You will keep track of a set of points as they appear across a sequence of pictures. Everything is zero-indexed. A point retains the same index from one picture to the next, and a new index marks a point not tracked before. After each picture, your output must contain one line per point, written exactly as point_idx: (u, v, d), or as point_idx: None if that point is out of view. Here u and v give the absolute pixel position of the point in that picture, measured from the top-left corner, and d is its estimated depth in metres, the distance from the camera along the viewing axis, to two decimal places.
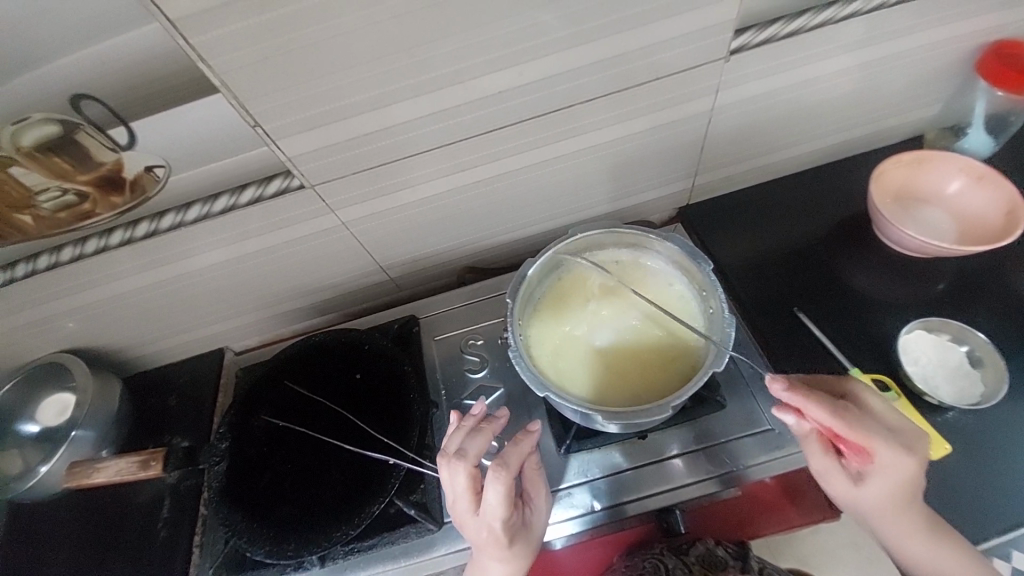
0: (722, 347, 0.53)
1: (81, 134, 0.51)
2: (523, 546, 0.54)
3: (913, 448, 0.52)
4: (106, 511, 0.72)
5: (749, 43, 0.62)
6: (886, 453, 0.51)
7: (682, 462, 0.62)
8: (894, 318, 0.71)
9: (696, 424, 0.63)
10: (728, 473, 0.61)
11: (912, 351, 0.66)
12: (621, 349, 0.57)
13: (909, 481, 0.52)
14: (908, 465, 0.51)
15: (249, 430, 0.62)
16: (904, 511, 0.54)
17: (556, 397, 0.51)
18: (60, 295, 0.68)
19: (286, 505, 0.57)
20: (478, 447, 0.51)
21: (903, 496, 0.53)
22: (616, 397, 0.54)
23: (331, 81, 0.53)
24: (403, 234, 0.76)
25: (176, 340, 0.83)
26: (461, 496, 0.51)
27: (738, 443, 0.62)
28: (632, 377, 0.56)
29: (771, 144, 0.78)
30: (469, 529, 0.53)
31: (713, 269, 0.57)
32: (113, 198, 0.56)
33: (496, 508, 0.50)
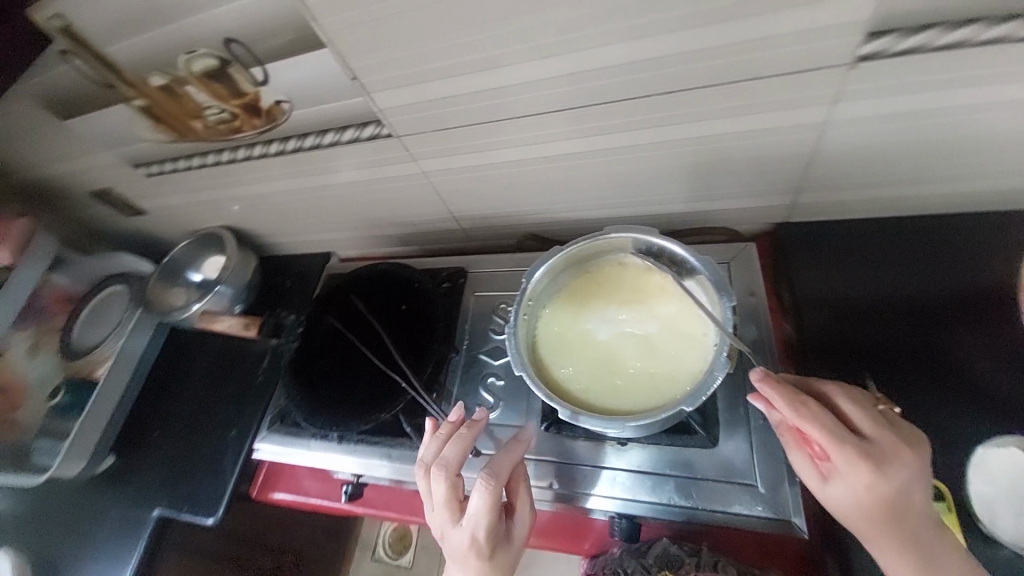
0: (703, 389, 0.50)
1: (231, 67, 0.64)
2: (505, 566, 0.53)
3: (887, 457, 0.46)
4: (235, 350, 1.01)
5: (887, 51, 0.50)
6: (836, 451, 0.46)
7: (653, 480, 0.61)
8: (991, 422, 0.58)
9: (684, 450, 0.61)
10: (695, 509, 0.58)
11: (988, 470, 0.55)
12: (616, 356, 0.57)
13: (879, 493, 0.45)
14: (872, 468, 0.45)
15: (318, 324, 0.78)
16: (881, 530, 0.46)
17: (527, 377, 0.55)
18: (221, 186, 0.90)
19: (323, 389, 0.72)
20: (458, 453, 0.56)
21: (874, 511, 0.46)
22: (589, 398, 0.55)
23: (412, 47, 0.58)
24: (475, 191, 0.82)
25: (296, 237, 1.03)
26: (443, 504, 0.54)
27: (718, 484, 0.59)
28: (614, 386, 0.56)
29: (906, 173, 0.64)
30: (452, 547, 0.53)
31: (734, 307, 0.53)
32: (254, 119, 0.71)
33: (477, 515, 0.52)
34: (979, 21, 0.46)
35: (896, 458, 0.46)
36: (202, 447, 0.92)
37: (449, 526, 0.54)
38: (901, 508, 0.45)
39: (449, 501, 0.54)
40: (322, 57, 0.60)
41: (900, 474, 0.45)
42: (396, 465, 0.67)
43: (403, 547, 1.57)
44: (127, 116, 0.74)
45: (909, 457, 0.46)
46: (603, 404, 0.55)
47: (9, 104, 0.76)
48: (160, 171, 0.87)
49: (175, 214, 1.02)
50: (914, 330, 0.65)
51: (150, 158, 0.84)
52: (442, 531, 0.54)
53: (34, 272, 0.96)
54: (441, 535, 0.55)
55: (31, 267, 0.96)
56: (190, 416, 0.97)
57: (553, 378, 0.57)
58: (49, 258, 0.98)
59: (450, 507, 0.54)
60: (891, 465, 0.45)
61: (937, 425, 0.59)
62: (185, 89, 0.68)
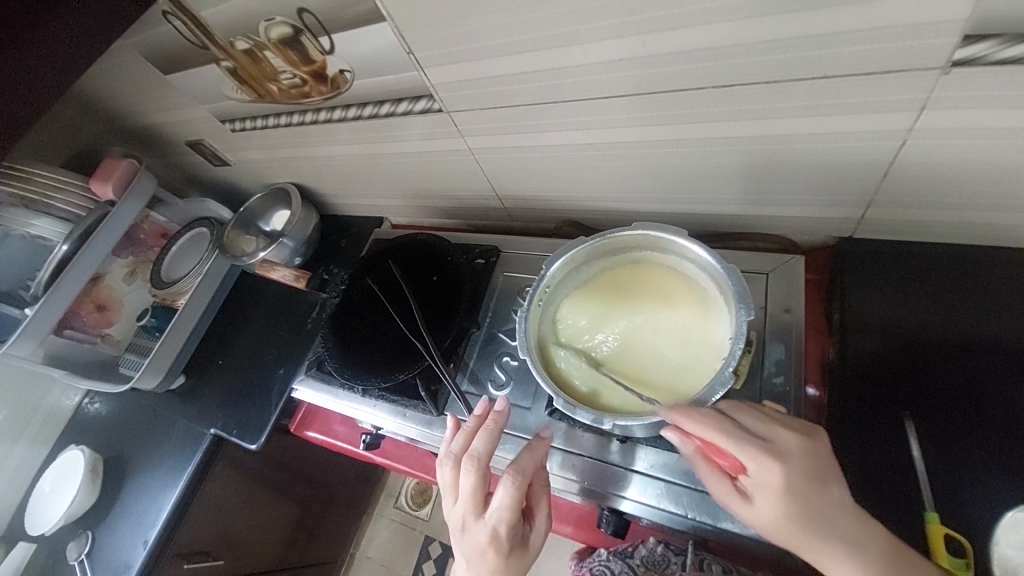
0: (699, 401, 0.49)
1: (303, 37, 0.68)
2: (520, 564, 0.54)
3: (789, 453, 0.45)
4: (289, 299, 1.11)
5: (986, 56, 0.44)
6: (746, 457, 0.45)
7: (644, 480, 0.61)
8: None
9: (680, 459, 0.60)
10: (686, 519, 0.58)
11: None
12: (621, 356, 0.58)
13: (799, 495, 0.44)
14: (786, 475, 0.44)
15: (359, 283, 0.84)
16: (815, 538, 0.44)
17: (530, 362, 0.56)
18: (291, 145, 0.97)
19: (354, 344, 0.78)
20: (488, 447, 0.56)
21: (806, 521, 0.44)
22: (586, 393, 0.56)
23: (465, 26, 0.59)
24: (519, 173, 0.82)
25: (354, 200, 1.11)
26: (468, 496, 0.54)
27: (713, 498, 0.57)
28: (612, 385, 0.56)
29: (997, 197, 0.56)
30: (471, 541, 0.53)
31: (749, 320, 0.51)
32: (321, 86, 0.76)
33: (502, 511, 0.53)
34: None
35: (805, 459, 0.45)
36: (253, 380, 1.04)
37: (471, 518, 0.54)
38: (828, 508, 0.44)
39: (474, 495, 0.54)
40: (380, 31, 0.63)
41: (805, 461, 0.45)
42: (411, 423, 0.73)
43: (423, 500, 1.68)
44: (217, 76, 0.82)
45: (806, 447, 0.46)
46: (600, 399, 0.56)
47: (125, 58, 0.87)
48: (242, 128, 0.96)
49: (253, 168, 1.12)
50: (974, 376, 0.59)
51: (233, 114, 0.92)
52: (462, 522, 0.55)
53: (132, 209, 1.04)
54: (460, 526, 0.55)
55: (130, 204, 1.03)
56: (248, 352, 1.08)
57: (557, 367, 0.59)
58: (146, 198, 1.06)
59: (474, 500, 0.54)
60: (801, 466, 0.44)
61: (974, 480, 0.54)
62: (264, 54, 0.73)
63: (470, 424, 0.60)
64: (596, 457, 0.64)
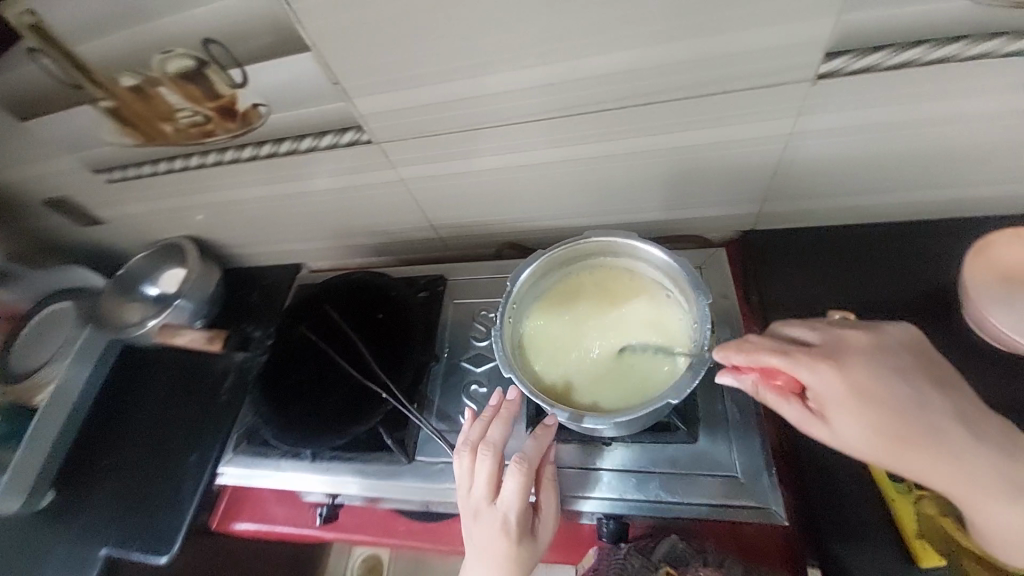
0: (688, 384, 0.51)
1: (208, 69, 0.62)
2: (528, 553, 0.55)
3: (842, 357, 0.49)
4: (195, 368, 0.95)
5: (845, 69, 0.55)
6: (802, 370, 0.49)
7: (638, 479, 0.63)
8: None
9: (666, 448, 0.64)
10: (683, 505, 0.60)
11: None
12: (599, 360, 0.58)
13: (866, 393, 0.48)
14: (846, 372, 0.48)
15: (290, 335, 0.76)
16: (899, 433, 0.47)
17: (517, 379, 0.54)
18: (188, 193, 0.86)
19: (295, 404, 0.68)
20: (502, 435, 0.58)
21: (882, 418, 0.47)
22: (575, 403, 0.55)
23: (399, 53, 0.59)
24: (454, 200, 0.82)
25: (266, 248, 0.99)
26: (483, 481, 0.56)
27: (701, 479, 0.61)
28: (598, 391, 0.56)
29: (861, 182, 0.69)
30: (484, 525, 0.55)
31: (708, 301, 0.55)
32: (228, 122, 0.69)
33: (513, 497, 0.54)
34: (928, 42, 0.51)
35: (857, 357, 0.49)
36: (157, 476, 0.85)
37: (484, 502, 0.56)
38: (895, 398, 0.48)
39: (488, 479, 0.56)
40: (304, 60, 0.60)
41: (876, 357, 0.49)
42: (375, 479, 0.64)
43: None
44: (92, 118, 0.71)
45: (858, 346, 0.50)
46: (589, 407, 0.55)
47: None
48: (123, 177, 0.83)
49: (134, 225, 0.96)
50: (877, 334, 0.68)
51: (111, 162, 0.79)
52: (475, 507, 0.56)
53: None
54: (472, 512, 0.56)
55: None
56: (146, 440, 0.89)
57: (541, 381, 0.58)
58: None
59: (488, 485, 0.56)
60: (854, 366, 0.49)
61: None
62: (157, 89, 0.65)
63: (485, 414, 0.61)
64: (585, 466, 0.65)
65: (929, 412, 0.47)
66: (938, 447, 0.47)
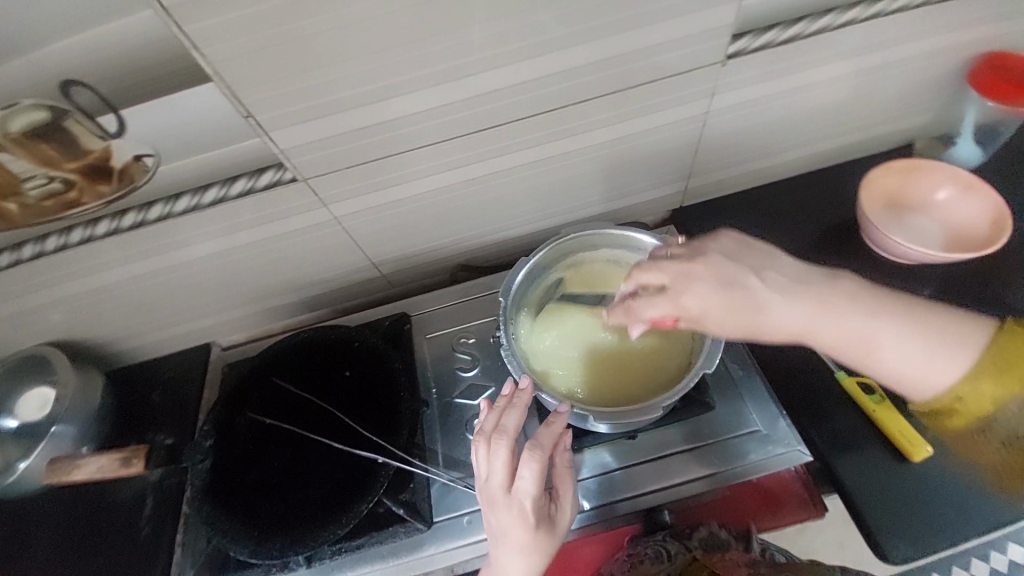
0: (715, 351, 0.57)
1: (69, 121, 0.51)
2: (546, 540, 0.53)
3: (691, 261, 0.51)
4: (90, 506, 0.72)
5: (746, 48, 0.63)
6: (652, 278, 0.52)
7: (676, 462, 0.64)
8: None
9: (689, 424, 0.65)
10: (722, 472, 0.63)
11: None
12: (616, 350, 0.61)
13: (716, 291, 0.50)
14: (691, 272, 0.51)
15: (233, 426, 0.62)
16: (749, 311, 0.50)
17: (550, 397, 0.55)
18: (42, 287, 0.66)
19: (270, 504, 0.57)
20: (516, 424, 0.54)
21: (730, 303, 0.50)
22: (612, 398, 0.59)
23: (323, 75, 0.52)
24: (395, 232, 0.74)
25: (160, 335, 0.80)
26: (498, 471, 0.52)
27: (730, 443, 0.64)
28: (627, 380, 0.59)
29: (764, 146, 0.79)
30: (501, 513, 0.52)
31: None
32: (100, 185, 0.55)
33: (530, 486, 0.52)
34: (805, 18, 0.63)
35: (697, 258, 0.51)
36: None
37: (499, 494, 0.52)
38: (741, 285, 0.50)
39: (503, 469, 0.53)
40: (209, 92, 0.52)
41: (728, 263, 0.51)
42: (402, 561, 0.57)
43: None
44: None
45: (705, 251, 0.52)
46: (626, 398, 0.59)
47: None
48: None
49: None
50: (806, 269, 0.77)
51: None
52: (488, 497, 0.53)
53: None
54: (487, 502, 0.53)
55: None
56: None
57: (571, 371, 0.60)
58: None
59: (503, 474, 0.52)
60: (698, 265, 0.51)
61: None
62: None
63: (497, 401, 0.56)
64: (621, 466, 0.64)
65: (805, 285, 0.51)
66: (814, 306, 0.50)
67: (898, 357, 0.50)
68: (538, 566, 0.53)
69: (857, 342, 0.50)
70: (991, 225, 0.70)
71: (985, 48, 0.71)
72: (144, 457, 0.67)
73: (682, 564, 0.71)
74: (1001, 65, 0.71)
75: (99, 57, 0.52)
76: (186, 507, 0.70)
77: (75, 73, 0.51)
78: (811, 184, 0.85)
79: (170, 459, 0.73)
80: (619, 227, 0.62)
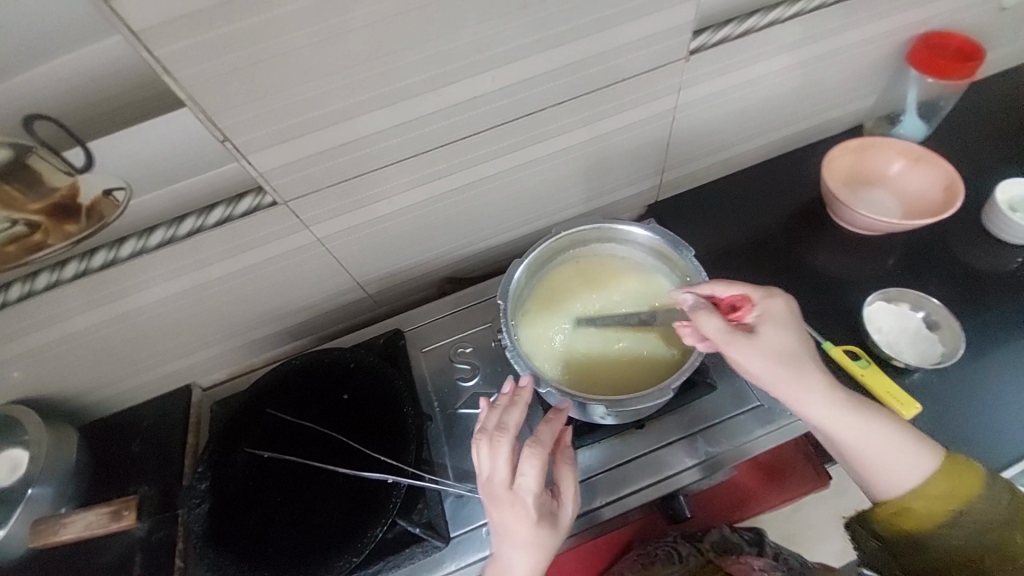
0: None
1: (32, 157, 0.49)
2: (548, 536, 0.52)
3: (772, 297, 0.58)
4: (69, 574, 0.66)
5: (707, 43, 0.66)
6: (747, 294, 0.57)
7: (682, 448, 0.64)
8: (855, 293, 0.76)
9: (693, 408, 0.66)
10: (728, 451, 0.64)
11: (875, 322, 0.71)
12: (615, 341, 0.62)
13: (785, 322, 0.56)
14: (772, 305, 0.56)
15: (230, 465, 0.61)
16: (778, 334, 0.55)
17: (562, 391, 0.54)
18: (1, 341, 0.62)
19: (280, 539, 0.56)
20: (517, 421, 0.53)
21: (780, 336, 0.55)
22: (618, 387, 0.60)
23: (299, 93, 0.51)
24: (380, 249, 0.73)
25: (135, 381, 0.75)
26: (499, 468, 0.52)
27: (733, 422, 0.65)
28: (631, 368, 0.61)
29: (730, 137, 0.82)
30: (504, 510, 0.52)
31: (695, 256, 0.62)
32: (68, 225, 0.53)
33: (531, 481, 0.51)
34: (757, 12, 0.66)
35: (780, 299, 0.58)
36: None
37: (501, 492, 0.52)
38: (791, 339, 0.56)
39: (505, 465, 0.52)
40: (184, 117, 0.51)
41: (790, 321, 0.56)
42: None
43: None
44: None
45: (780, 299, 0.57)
46: (632, 386, 0.60)
47: None
48: None
49: None
50: (782, 248, 0.80)
51: None
52: (489, 495, 0.52)
53: None
54: (489, 500, 0.52)
55: None
56: None
57: (567, 374, 0.61)
58: None
59: (505, 471, 0.52)
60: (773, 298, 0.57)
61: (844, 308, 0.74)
62: None
63: (497, 399, 0.55)
64: (629, 457, 0.64)
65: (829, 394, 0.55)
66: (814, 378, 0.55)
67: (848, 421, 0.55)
68: (542, 563, 0.53)
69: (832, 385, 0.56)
70: (943, 191, 0.76)
71: (918, 32, 0.78)
72: (137, 507, 0.68)
73: (695, 566, 0.71)
74: (937, 44, 0.78)
75: (59, 91, 0.48)
76: (180, 559, 0.66)
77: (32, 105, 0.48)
78: (774, 170, 0.89)
79: (161, 506, 0.69)
80: (608, 221, 0.64)
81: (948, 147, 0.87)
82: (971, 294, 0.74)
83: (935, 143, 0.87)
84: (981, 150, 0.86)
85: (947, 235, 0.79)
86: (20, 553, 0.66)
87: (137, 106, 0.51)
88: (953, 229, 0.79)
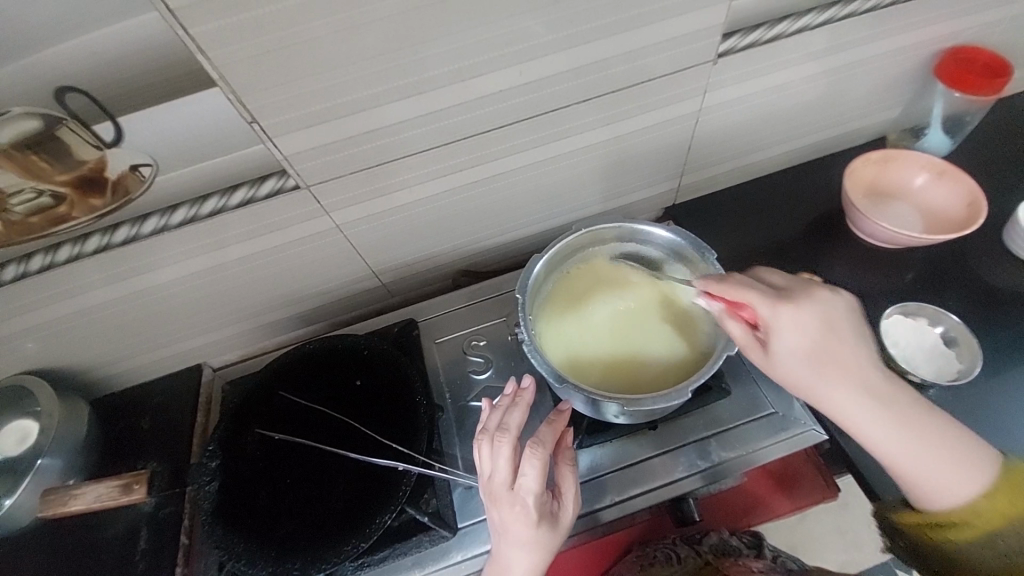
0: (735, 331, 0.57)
1: (62, 129, 0.49)
2: (548, 538, 0.53)
3: (808, 293, 0.53)
4: (76, 546, 0.67)
5: (736, 46, 0.66)
6: (761, 302, 0.52)
7: (693, 451, 0.64)
8: (871, 305, 0.75)
9: (705, 413, 0.66)
10: (739, 457, 0.63)
11: (892, 335, 0.71)
12: (632, 341, 0.62)
13: (816, 330, 0.51)
14: (801, 310, 0.52)
15: (241, 445, 0.61)
16: (813, 348, 0.51)
17: (578, 387, 0.54)
18: (20, 311, 0.62)
19: (288, 520, 0.56)
20: (519, 422, 0.53)
21: (816, 346, 0.51)
22: (634, 387, 0.59)
23: (329, 78, 0.51)
24: (397, 238, 0.73)
25: (148, 358, 0.76)
26: (500, 469, 0.52)
27: (745, 427, 0.65)
28: (647, 369, 0.60)
29: (751, 143, 0.82)
30: (505, 510, 0.52)
31: (717, 260, 0.62)
32: (92, 198, 0.53)
33: (531, 482, 0.51)
34: (788, 18, 0.66)
35: (813, 297, 0.53)
36: None
37: (502, 493, 0.52)
38: (818, 335, 0.52)
39: (505, 466, 0.52)
40: (214, 97, 0.51)
41: (823, 313, 0.52)
42: (432, 569, 0.58)
43: None
44: None
45: (822, 300, 0.53)
46: (648, 386, 0.59)
47: None
48: None
49: None
50: (799, 257, 0.80)
51: None
52: (490, 496, 0.53)
53: None
54: (489, 500, 0.53)
55: None
56: None
57: (583, 371, 0.60)
58: None
59: (505, 473, 0.52)
60: (801, 299, 0.53)
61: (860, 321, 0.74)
62: None
63: (499, 400, 0.56)
64: (639, 458, 0.64)
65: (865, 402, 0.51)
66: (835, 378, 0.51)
67: (885, 429, 0.50)
68: (542, 563, 0.53)
69: (876, 388, 0.51)
70: (966, 206, 0.76)
71: (949, 45, 0.77)
72: (147, 482, 0.68)
73: (693, 568, 0.73)
74: (964, 58, 0.77)
75: (92, 65, 0.50)
76: (186, 536, 0.66)
77: (70, 79, 0.49)
78: (794, 179, 0.89)
79: (170, 483, 0.70)
80: (630, 221, 0.64)
81: (971, 163, 0.86)
82: (989, 311, 0.73)
83: (959, 158, 0.86)
84: (1004, 167, 0.85)
85: (967, 251, 0.78)
86: (28, 523, 0.67)
87: (168, 85, 0.51)
88: (974, 246, 0.78)
